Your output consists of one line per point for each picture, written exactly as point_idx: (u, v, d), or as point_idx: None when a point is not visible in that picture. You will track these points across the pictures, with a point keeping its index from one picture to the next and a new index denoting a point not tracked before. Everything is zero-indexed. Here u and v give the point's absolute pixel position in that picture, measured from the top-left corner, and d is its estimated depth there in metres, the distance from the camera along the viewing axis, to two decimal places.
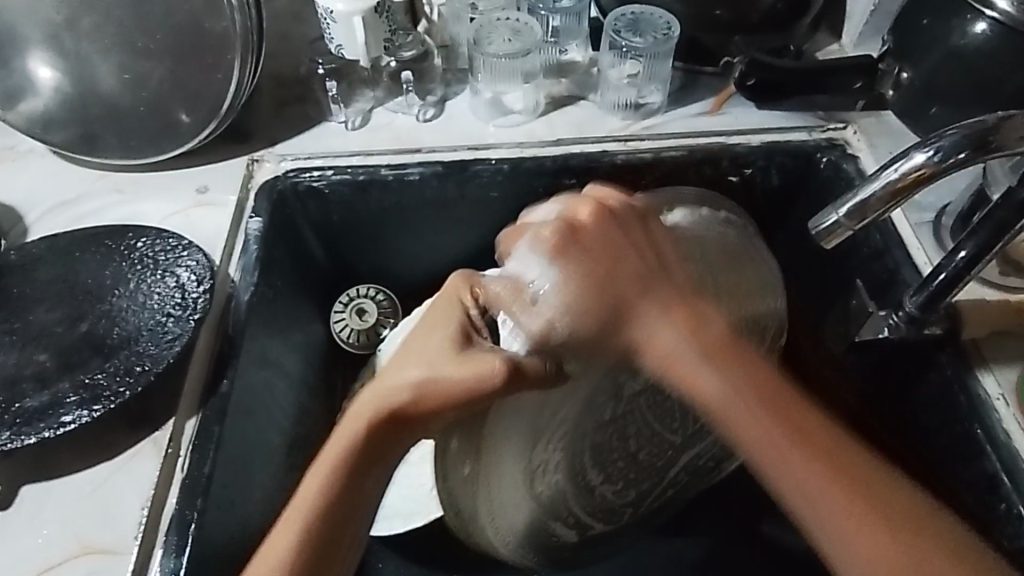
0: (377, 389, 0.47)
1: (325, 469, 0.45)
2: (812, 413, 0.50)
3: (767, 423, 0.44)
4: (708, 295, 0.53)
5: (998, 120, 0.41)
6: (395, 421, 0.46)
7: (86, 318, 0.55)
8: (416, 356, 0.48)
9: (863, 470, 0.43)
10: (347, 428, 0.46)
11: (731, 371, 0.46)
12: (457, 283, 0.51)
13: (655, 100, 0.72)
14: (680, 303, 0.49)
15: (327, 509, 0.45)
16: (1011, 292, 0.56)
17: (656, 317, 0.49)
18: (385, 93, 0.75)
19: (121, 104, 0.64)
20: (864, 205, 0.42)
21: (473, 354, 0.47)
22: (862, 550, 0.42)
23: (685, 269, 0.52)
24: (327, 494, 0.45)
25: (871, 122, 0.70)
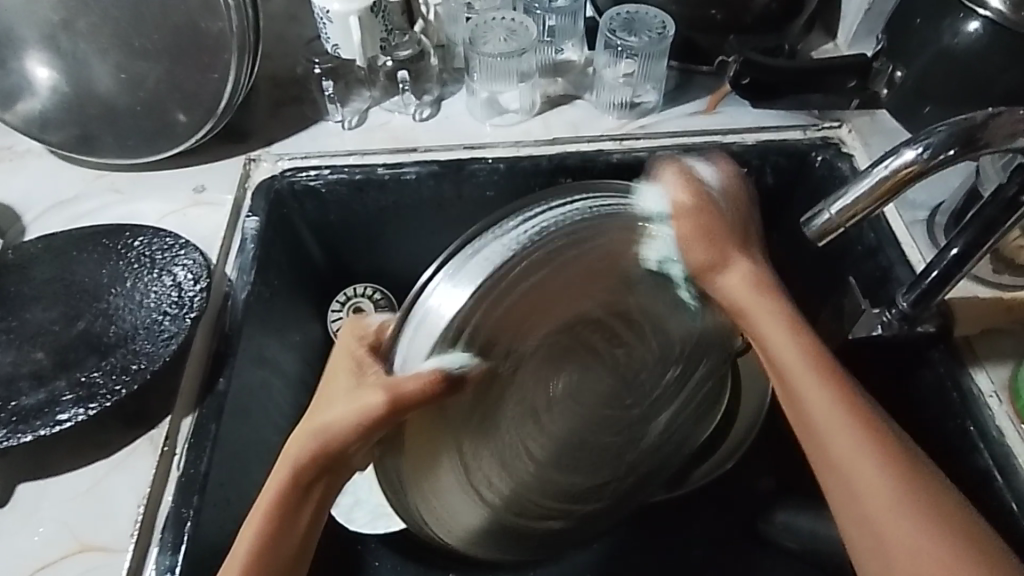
0: (309, 418, 0.44)
1: (274, 492, 0.44)
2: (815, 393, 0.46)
3: (823, 390, 0.46)
4: (757, 288, 0.50)
5: (987, 117, 0.41)
6: (327, 453, 0.43)
7: (83, 317, 0.55)
8: (327, 405, 0.43)
9: (914, 457, 0.43)
10: (289, 449, 0.44)
11: (787, 338, 0.48)
12: (344, 332, 0.47)
13: (651, 100, 0.73)
14: (750, 272, 0.50)
15: (270, 536, 0.43)
16: (1003, 290, 0.57)
17: (727, 276, 0.50)
18: (382, 93, 0.75)
19: (118, 104, 0.65)
20: (854, 201, 0.42)
21: (365, 388, 0.42)
22: (910, 532, 0.40)
23: (739, 266, 0.50)
24: (278, 521, 0.43)
25: (865, 121, 0.70)
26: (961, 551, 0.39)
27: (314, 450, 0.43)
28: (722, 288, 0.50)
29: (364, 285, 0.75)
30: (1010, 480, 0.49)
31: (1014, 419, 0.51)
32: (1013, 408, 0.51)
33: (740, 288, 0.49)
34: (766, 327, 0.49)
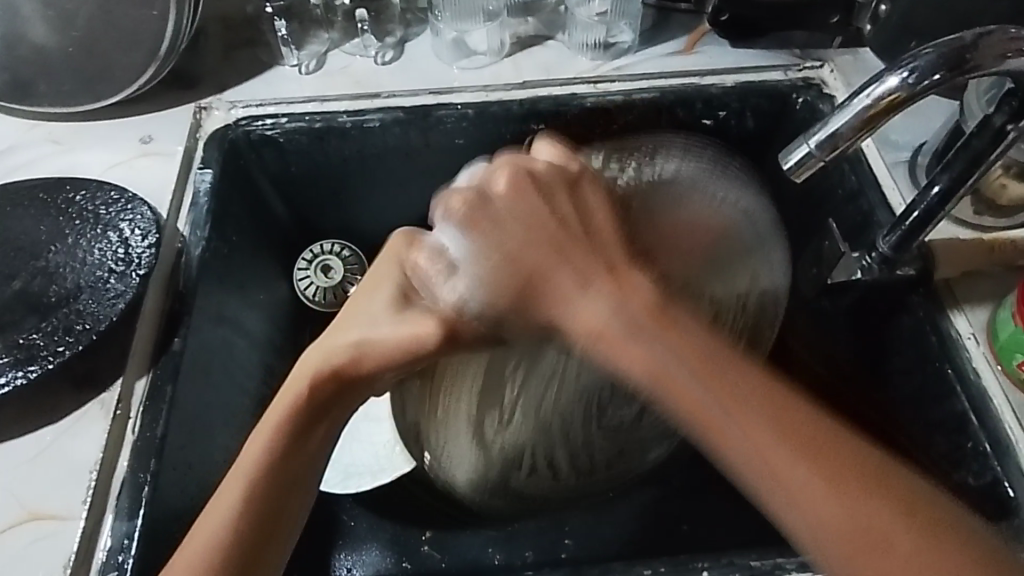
0: (333, 344, 0.45)
1: (276, 422, 0.43)
2: (734, 387, 0.37)
3: (729, 369, 0.38)
4: (617, 208, 0.45)
5: (976, 37, 0.39)
6: (345, 380, 0.45)
7: (21, 276, 0.52)
8: (361, 322, 0.46)
9: (797, 407, 0.38)
10: (292, 383, 0.45)
11: (679, 341, 0.38)
12: (397, 245, 0.47)
13: (626, 39, 0.69)
14: (620, 224, 0.44)
15: (274, 463, 0.43)
16: (984, 231, 0.55)
17: (589, 190, 0.44)
18: (341, 35, 0.70)
19: (49, 46, 0.60)
20: (836, 134, 0.40)
21: (410, 314, 0.45)
22: (800, 475, 0.36)
23: (586, 184, 0.45)
24: (277, 456, 0.43)
25: (848, 60, 0.67)
26: (837, 472, 0.36)
27: (337, 368, 0.45)
28: (589, 204, 0.44)
29: (330, 242, 0.70)
30: (989, 424, 0.49)
31: (991, 360, 0.50)
32: (991, 349, 0.51)
33: (599, 205, 0.44)
34: (683, 316, 0.39)
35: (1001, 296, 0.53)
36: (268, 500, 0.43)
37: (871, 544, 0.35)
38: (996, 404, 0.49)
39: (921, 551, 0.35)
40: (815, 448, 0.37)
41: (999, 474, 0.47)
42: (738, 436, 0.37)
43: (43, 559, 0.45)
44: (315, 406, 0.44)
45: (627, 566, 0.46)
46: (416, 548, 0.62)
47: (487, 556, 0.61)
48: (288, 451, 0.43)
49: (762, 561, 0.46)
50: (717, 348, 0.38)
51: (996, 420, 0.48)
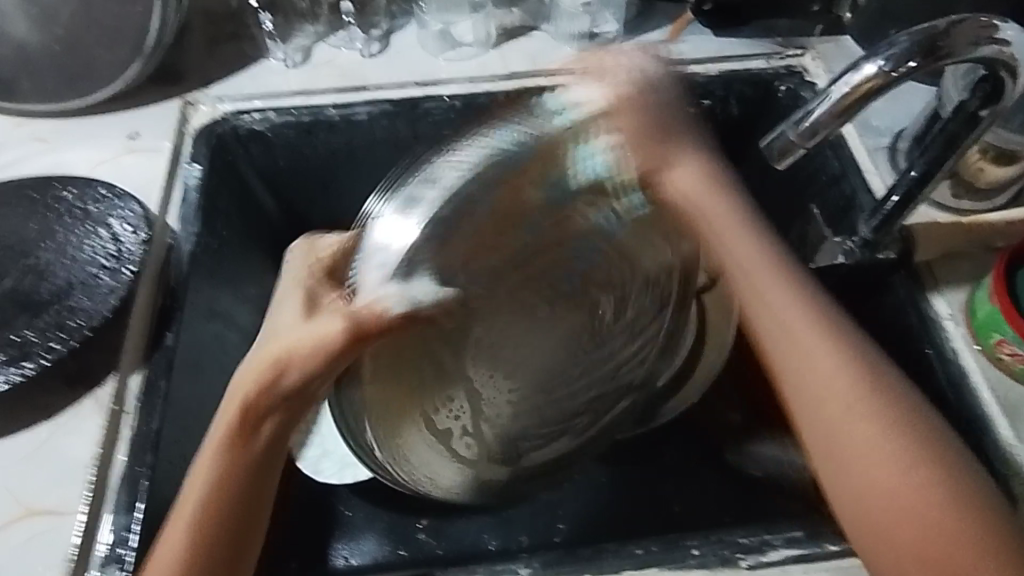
0: (253, 358, 0.46)
1: (225, 431, 0.45)
2: (856, 398, 0.44)
3: (848, 373, 0.45)
4: (703, 184, 0.54)
5: (949, 25, 0.40)
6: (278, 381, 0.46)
7: (12, 275, 0.52)
8: (276, 334, 0.47)
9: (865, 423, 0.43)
10: (238, 395, 0.46)
11: (820, 346, 0.46)
12: (300, 255, 0.54)
13: (611, 29, 0.70)
14: (810, 300, 0.48)
15: (221, 474, 0.44)
16: (962, 214, 0.57)
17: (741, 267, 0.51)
18: (327, 28, 0.71)
19: (34, 43, 0.60)
20: (816, 121, 0.41)
21: (321, 316, 0.47)
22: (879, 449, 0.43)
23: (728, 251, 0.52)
24: (231, 447, 0.45)
25: (830, 47, 0.68)
26: (923, 459, 0.42)
27: (268, 369, 0.45)
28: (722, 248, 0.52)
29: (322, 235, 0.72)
30: (968, 402, 0.50)
31: (969, 340, 0.52)
32: (969, 329, 0.52)
33: (742, 251, 0.51)
34: (791, 321, 0.48)
35: (980, 277, 0.54)
36: (211, 535, 0.43)
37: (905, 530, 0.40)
38: (975, 381, 0.50)
39: (954, 541, 0.39)
40: (897, 465, 0.42)
41: (976, 449, 0.48)
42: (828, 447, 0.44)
43: (43, 555, 0.45)
44: (247, 426, 0.45)
45: (619, 547, 0.47)
46: (412, 534, 0.62)
47: (483, 542, 0.62)
48: (235, 470, 0.44)
49: (748, 537, 0.47)
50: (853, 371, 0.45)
51: (975, 397, 0.50)
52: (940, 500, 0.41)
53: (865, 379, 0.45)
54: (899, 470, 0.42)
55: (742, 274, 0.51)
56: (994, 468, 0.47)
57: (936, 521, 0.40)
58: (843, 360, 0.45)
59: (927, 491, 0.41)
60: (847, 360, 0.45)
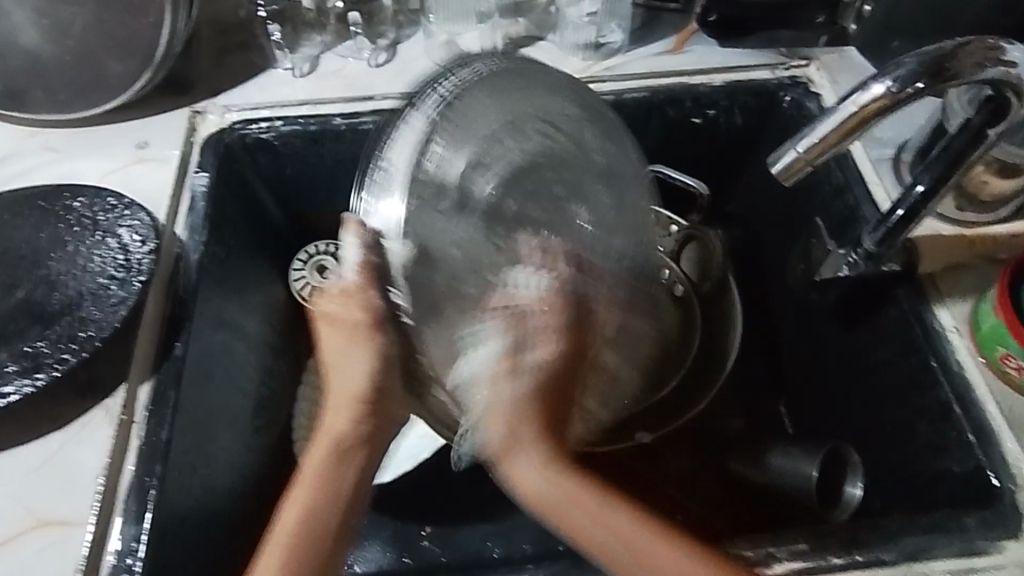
0: (337, 398, 0.45)
1: (320, 459, 0.43)
2: (602, 513, 0.42)
3: (638, 523, 0.42)
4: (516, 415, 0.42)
5: (956, 46, 0.41)
6: (370, 409, 0.45)
7: (23, 285, 0.52)
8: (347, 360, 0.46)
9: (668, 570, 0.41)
10: (331, 425, 0.45)
11: (596, 515, 0.42)
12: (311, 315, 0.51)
13: (616, 39, 0.70)
14: (561, 474, 0.42)
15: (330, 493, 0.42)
16: (964, 226, 0.57)
17: (522, 460, 0.42)
18: (334, 37, 0.71)
19: (45, 54, 0.60)
20: (823, 140, 0.41)
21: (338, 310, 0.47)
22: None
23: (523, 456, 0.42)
24: (330, 476, 0.42)
25: (834, 58, 0.68)
26: (683, 568, 0.42)
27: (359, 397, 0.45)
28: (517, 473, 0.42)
29: (325, 242, 0.72)
30: (972, 413, 0.50)
31: (974, 352, 0.52)
32: (973, 341, 0.52)
33: (534, 478, 0.42)
34: (574, 495, 0.42)
35: (984, 289, 0.55)
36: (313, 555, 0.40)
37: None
38: (978, 393, 0.51)
39: None
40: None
41: (982, 463, 0.49)
42: None
43: (54, 564, 0.45)
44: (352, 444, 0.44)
45: None
46: (416, 542, 0.63)
47: None
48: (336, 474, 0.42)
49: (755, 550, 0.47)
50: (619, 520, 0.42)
51: (978, 409, 0.50)
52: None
53: (665, 531, 0.42)
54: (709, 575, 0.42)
55: (521, 456, 0.42)
56: (1000, 483, 0.47)
57: None
58: (606, 515, 0.42)
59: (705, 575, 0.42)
60: (617, 516, 0.42)
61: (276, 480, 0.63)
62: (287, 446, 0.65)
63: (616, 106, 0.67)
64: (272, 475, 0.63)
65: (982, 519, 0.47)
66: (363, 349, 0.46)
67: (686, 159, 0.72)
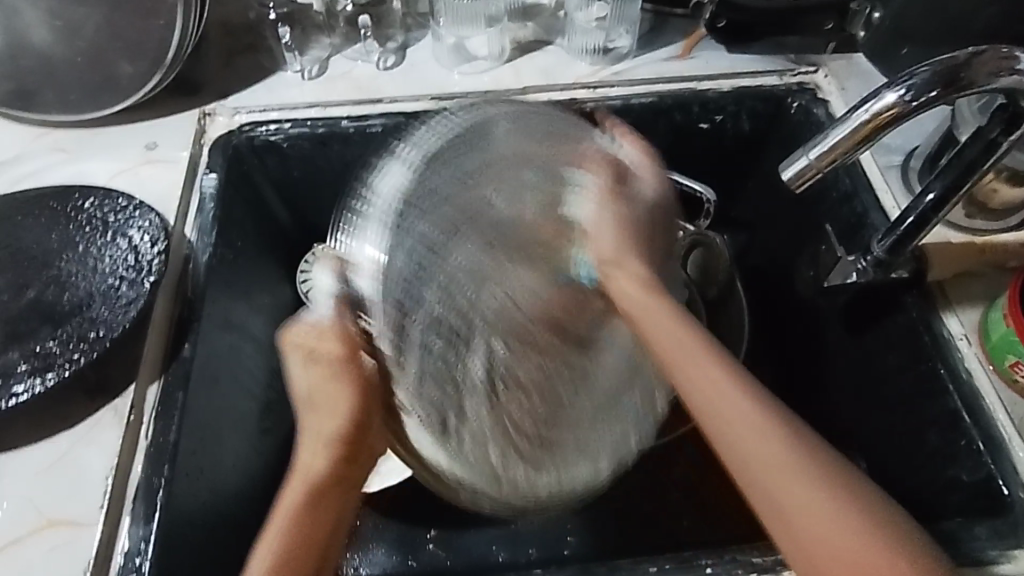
0: (314, 439, 0.47)
1: (299, 493, 0.44)
2: (729, 399, 0.43)
3: (746, 402, 0.43)
4: (651, 293, 0.51)
5: (970, 55, 0.41)
6: (348, 445, 0.46)
7: (33, 285, 0.52)
8: (324, 408, 0.47)
9: (781, 457, 0.41)
10: (314, 461, 0.46)
11: (720, 392, 0.44)
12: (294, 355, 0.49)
13: (624, 44, 0.71)
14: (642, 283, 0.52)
15: (312, 522, 0.43)
16: (976, 233, 0.57)
17: (626, 319, 0.53)
18: (343, 40, 0.71)
19: (56, 56, 0.61)
20: (836, 148, 0.41)
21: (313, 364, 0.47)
22: (816, 492, 0.39)
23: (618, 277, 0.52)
24: (309, 506, 0.44)
25: (841, 64, 0.68)
26: (758, 427, 0.42)
27: (341, 436, 0.46)
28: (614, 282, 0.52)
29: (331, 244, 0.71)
30: (981, 420, 0.50)
31: (983, 360, 0.52)
32: (982, 349, 0.52)
33: (636, 291, 0.52)
34: (701, 377, 0.45)
35: (993, 297, 0.55)
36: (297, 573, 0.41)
37: (827, 541, 0.38)
38: (986, 400, 0.51)
39: (824, 497, 0.39)
40: (796, 462, 0.40)
41: (992, 471, 0.49)
42: (774, 516, 0.40)
43: (63, 565, 0.45)
44: (335, 479, 0.45)
45: (633, 564, 0.47)
46: (421, 545, 0.63)
47: (492, 553, 0.62)
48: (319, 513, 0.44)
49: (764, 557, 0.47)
50: (753, 404, 0.43)
51: (987, 416, 0.50)
52: (811, 479, 0.40)
53: (775, 411, 0.42)
54: (817, 487, 0.39)
55: (605, 318, 0.54)
56: (1011, 492, 0.48)
57: (848, 535, 0.38)
58: (738, 398, 0.43)
59: (822, 491, 0.39)
60: (741, 397, 0.43)
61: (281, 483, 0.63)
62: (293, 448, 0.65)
63: (624, 110, 0.67)
64: (278, 477, 0.63)
65: (992, 527, 0.47)
66: (341, 391, 0.46)
67: (692, 164, 0.72)
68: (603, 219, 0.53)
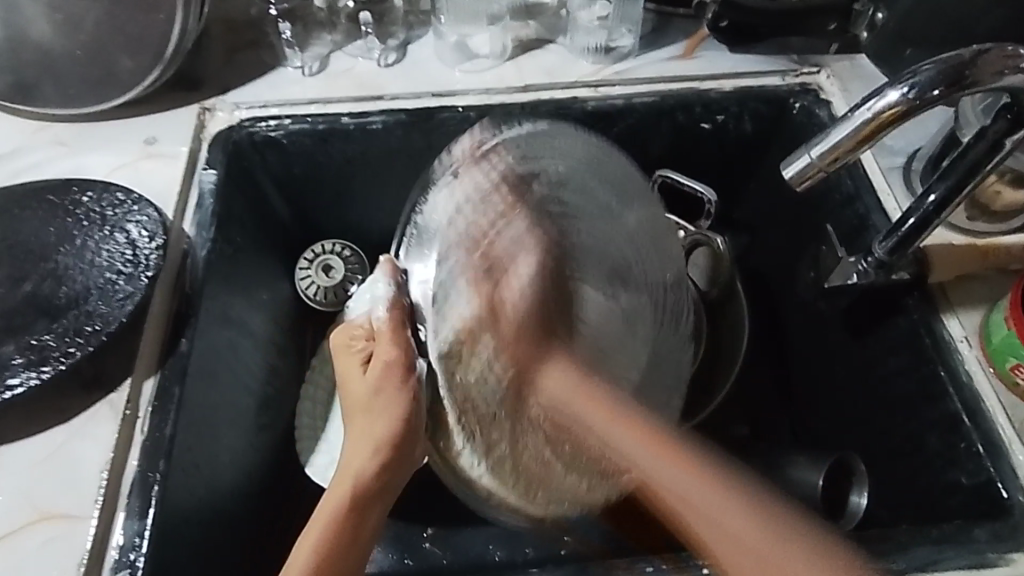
0: (361, 442, 0.49)
1: (343, 493, 0.48)
2: (665, 471, 0.42)
3: (691, 462, 0.41)
4: (577, 394, 0.49)
5: (974, 54, 0.40)
6: (391, 455, 0.49)
7: (30, 278, 0.52)
8: (371, 416, 0.49)
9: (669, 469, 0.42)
10: (355, 470, 0.49)
11: (633, 438, 0.44)
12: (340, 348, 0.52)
13: (627, 44, 0.70)
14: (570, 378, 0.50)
15: (350, 527, 0.47)
16: (977, 236, 0.57)
17: (553, 372, 0.50)
18: (344, 36, 0.71)
19: (57, 49, 0.60)
20: (837, 147, 0.41)
21: (365, 374, 0.50)
22: (743, 522, 0.38)
23: (555, 365, 0.50)
24: (350, 512, 0.47)
25: (844, 66, 0.68)
26: (657, 445, 0.43)
27: (384, 445, 0.49)
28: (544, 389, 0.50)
29: (331, 242, 0.70)
30: (981, 423, 0.50)
31: (983, 362, 0.52)
32: (983, 352, 0.52)
33: (561, 390, 0.49)
34: (602, 428, 0.46)
35: (994, 300, 0.54)
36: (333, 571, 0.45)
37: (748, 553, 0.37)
38: (987, 403, 0.50)
39: (750, 524, 0.37)
40: (712, 478, 0.40)
41: (992, 475, 0.48)
42: (722, 539, 0.38)
43: (56, 560, 0.45)
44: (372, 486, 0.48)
45: (629, 564, 0.47)
46: (418, 543, 0.63)
47: (489, 553, 0.61)
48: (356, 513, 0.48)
49: None
50: (649, 439, 0.44)
51: (987, 419, 0.50)
52: (760, 530, 0.37)
53: (668, 439, 0.43)
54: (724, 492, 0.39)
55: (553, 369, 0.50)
56: (1010, 495, 0.47)
57: (751, 526, 0.37)
58: (624, 437, 0.45)
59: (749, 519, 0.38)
60: (632, 440, 0.44)
61: (278, 479, 0.63)
62: (290, 445, 0.65)
63: (625, 110, 0.67)
64: (274, 473, 0.62)
65: (991, 531, 0.46)
66: (387, 408, 0.49)
67: (694, 164, 0.71)
68: (528, 271, 0.52)
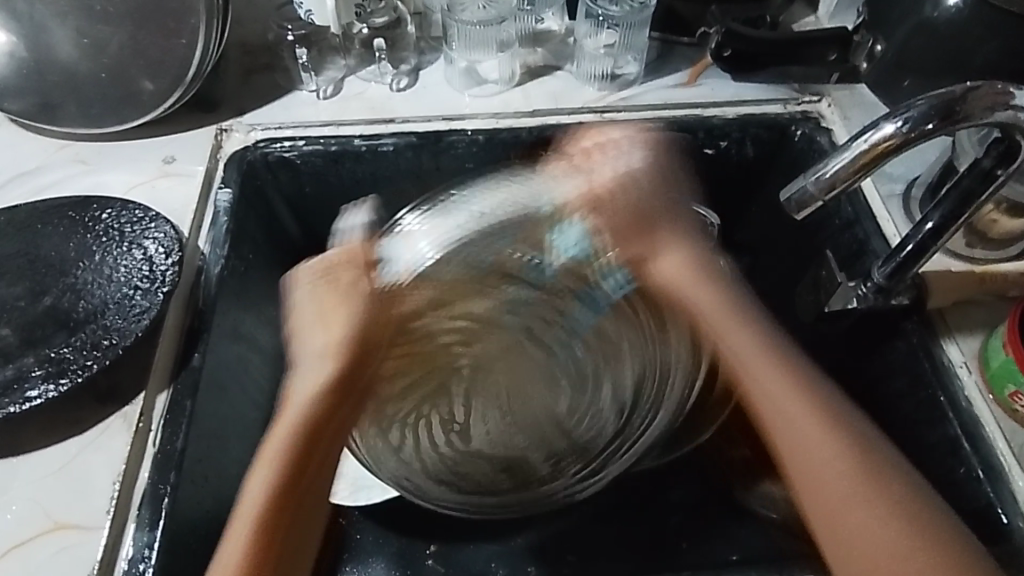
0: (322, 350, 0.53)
1: (285, 439, 0.49)
2: (792, 415, 0.50)
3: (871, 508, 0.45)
4: (690, 270, 0.60)
5: (965, 90, 0.42)
6: (307, 430, 0.49)
7: (50, 292, 0.54)
8: (306, 339, 0.54)
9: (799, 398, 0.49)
10: (285, 418, 0.50)
11: (801, 427, 0.49)
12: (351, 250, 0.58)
13: (631, 71, 0.72)
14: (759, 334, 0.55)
15: (287, 483, 0.48)
16: (976, 262, 0.58)
17: (667, 253, 0.61)
18: (357, 61, 0.73)
19: (81, 71, 0.63)
20: (835, 176, 0.42)
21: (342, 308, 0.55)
22: (883, 536, 0.44)
23: (665, 251, 0.61)
24: (286, 476, 0.48)
25: (845, 95, 0.71)
26: (864, 488, 0.45)
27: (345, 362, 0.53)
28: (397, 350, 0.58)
29: None
30: (981, 447, 0.50)
31: (982, 388, 0.52)
32: (982, 377, 0.53)
33: (672, 270, 0.60)
34: (753, 360, 0.53)
35: (993, 326, 0.55)
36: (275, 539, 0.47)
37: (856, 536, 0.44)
38: (987, 429, 0.51)
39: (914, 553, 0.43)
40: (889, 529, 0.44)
41: (991, 499, 0.49)
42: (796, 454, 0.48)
43: (67, 569, 0.46)
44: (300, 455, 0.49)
45: None
46: (421, 561, 0.62)
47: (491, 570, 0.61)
48: (301, 468, 0.49)
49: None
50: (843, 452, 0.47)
51: (987, 443, 0.50)
52: (873, 518, 0.44)
53: (868, 482, 0.46)
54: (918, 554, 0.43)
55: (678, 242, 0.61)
56: (1010, 521, 0.48)
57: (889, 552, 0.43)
58: (814, 422, 0.48)
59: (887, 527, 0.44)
60: (813, 420, 0.49)
61: None
62: None
63: None
64: None
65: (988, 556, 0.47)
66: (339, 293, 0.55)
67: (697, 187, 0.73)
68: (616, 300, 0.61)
